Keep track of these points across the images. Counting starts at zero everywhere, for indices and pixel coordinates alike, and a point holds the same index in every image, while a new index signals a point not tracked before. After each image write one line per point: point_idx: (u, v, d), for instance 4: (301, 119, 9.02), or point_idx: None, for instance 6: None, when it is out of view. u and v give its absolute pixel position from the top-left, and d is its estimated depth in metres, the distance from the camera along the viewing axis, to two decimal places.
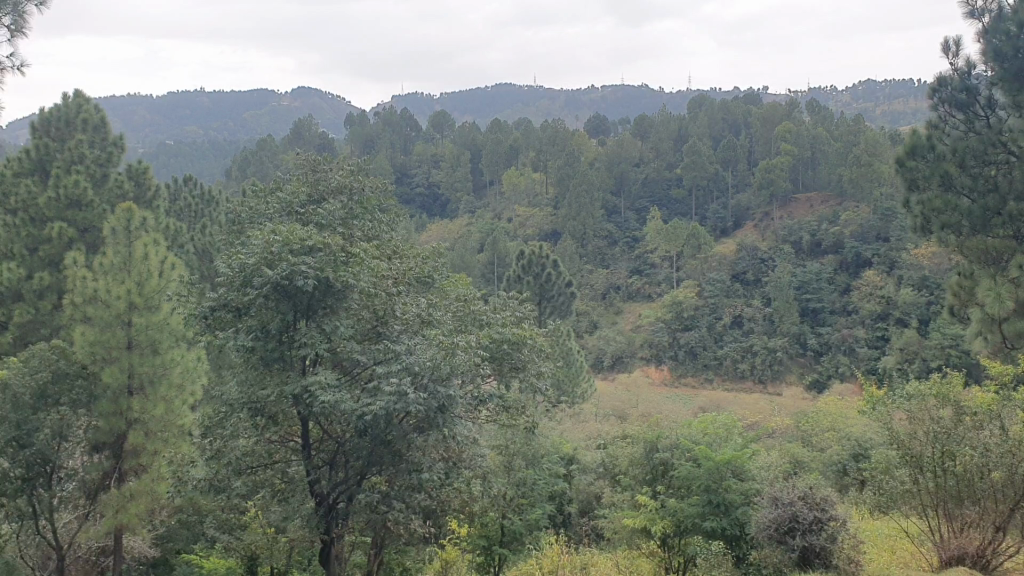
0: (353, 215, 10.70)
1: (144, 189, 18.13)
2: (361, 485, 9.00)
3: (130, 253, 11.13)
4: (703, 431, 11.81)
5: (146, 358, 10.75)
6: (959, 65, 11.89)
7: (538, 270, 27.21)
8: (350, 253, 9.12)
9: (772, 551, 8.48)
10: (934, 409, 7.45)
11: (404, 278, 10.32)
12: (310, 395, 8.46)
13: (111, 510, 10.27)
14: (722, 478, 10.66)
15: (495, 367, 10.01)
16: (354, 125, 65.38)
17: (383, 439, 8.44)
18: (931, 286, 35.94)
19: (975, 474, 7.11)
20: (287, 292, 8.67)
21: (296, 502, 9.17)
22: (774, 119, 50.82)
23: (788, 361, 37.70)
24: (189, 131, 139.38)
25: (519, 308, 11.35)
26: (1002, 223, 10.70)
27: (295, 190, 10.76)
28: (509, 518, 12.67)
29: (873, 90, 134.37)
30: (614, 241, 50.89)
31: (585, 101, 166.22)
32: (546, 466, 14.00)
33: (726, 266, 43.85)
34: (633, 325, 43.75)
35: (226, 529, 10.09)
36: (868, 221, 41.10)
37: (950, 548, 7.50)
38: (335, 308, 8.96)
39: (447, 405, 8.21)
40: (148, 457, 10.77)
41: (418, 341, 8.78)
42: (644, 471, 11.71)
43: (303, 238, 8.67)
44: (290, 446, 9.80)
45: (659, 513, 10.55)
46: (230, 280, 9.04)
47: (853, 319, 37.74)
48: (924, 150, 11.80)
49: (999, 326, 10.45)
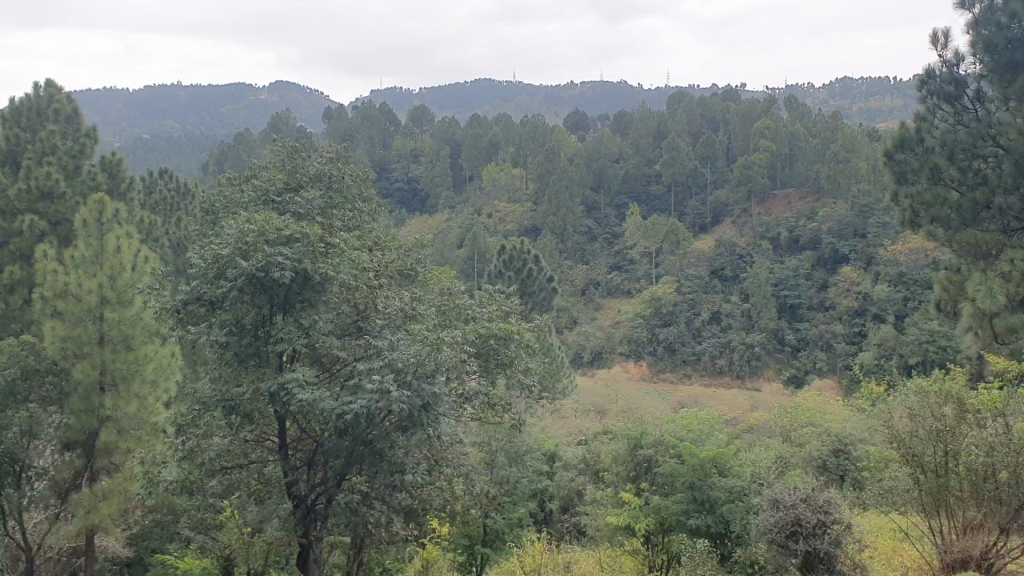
0: (333, 204, 10.33)
1: (118, 181, 17.74)
2: (340, 487, 8.67)
3: (102, 245, 10.71)
4: (687, 427, 11.54)
5: (119, 354, 10.47)
6: (947, 56, 12.15)
7: (519, 267, 27.03)
8: (330, 244, 8.76)
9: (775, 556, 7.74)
10: (935, 407, 6.99)
11: (385, 270, 10.01)
12: (287, 393, 8.08)
13: (82, 510, 10.02)
14: (707, 475, 10.41)
15: (482, 363, 9.73)
16: (333, 118, 64.88)
17: (365, 439, 8.13)
18: (908, 282, 35.93)
19: (982, 475, 6.70)
20: (263, 285, 8.30)
21: (273, 503, 8.78)
22: (752, 116, 51.09)
23: (766, 356, 38.01)
24: (165, 124, 137.17)
25: (505, 302, 11.05)
26: (992, 217, 10.87)
27: (272, 177, 10.37)
28: (492, 516, 12.33)
29: (848, 87, 135.04)
30: (594, 237, 50.57)
31: (564, 96, 165.26)
32: (530, 461, 13.72)
33: (705, 261, 43.82)
34: (612, 321, 43.47)
35: (201, 530, 9.85)
36: (845, 217, 41.07)
37: (953, 551, 7.09)
38: (314, 301, 8.62)
39: (431, 403, 7.88)
40: (120, 454, 10.49)
41: (402, 337, 8.46)
42: (628, 466, 11.39)
43: (280, 227, 8.32)
44: (267, 446, 9.34)
45: (643, 510, 10.34)
46: (202, 272, 8.66)
47: (831, 315, 37.81)
48: (913, 143, 12.01)
49: (990, 321, 10.38)
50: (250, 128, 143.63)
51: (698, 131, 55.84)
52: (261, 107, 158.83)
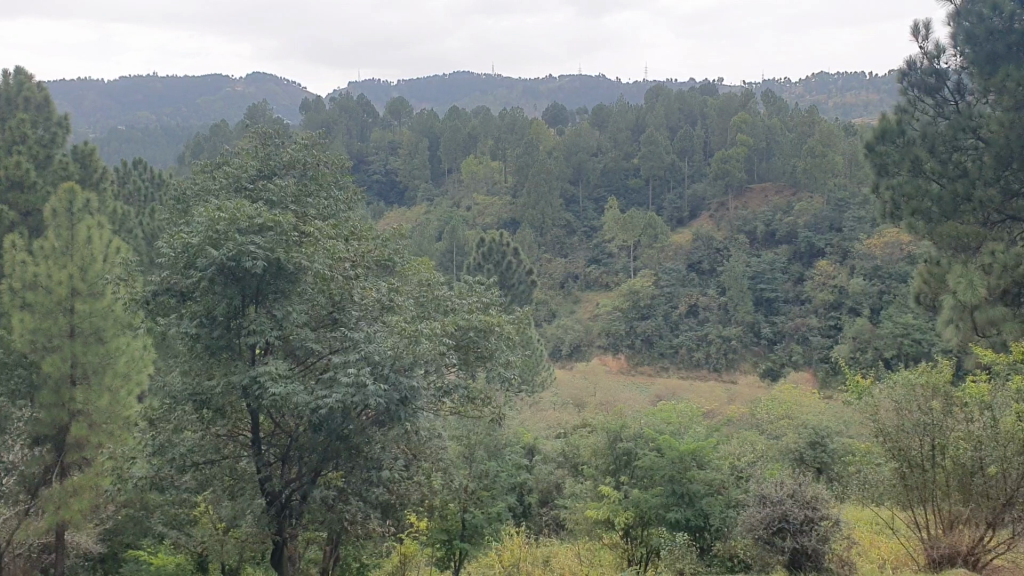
0: (307, 192, 10.14)
1: (91, 171, 17.39)
2: (314, 483, 8.50)
3: (73, 235, 10.42)
4: (667, 420, 11.44)
5: (91, 346, 10.23)
6: (928, 48, 12.46)
7: (499, 259, 26.88)
8: (303, 232, 8.56)
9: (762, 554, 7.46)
10: (923, 400, 6.86)
11: (362, 261, 9.81)
12: (259, 387, 7.87)
13: (52, 506, 9.77)
14: (686, 468, 10.32)
15: (461, 356, 9.57)
16: (310, 110, 64.30)
17: (341, 434, 7.96)
18: (883, 275, 36.04)
19: (969, 469, 6.61)
20: (234, 275, 8.07)
21: (246, 499, 8.57)
22: (730, 110, 51.04)
23: (742, 349, 38.06)
24: (139, 115, 135.47)
25: (485, 293, 10.88)
26: (973, 209, 11.06)
27: (244, 163, 10.12)
28: (471, 511, 12.20)
29: (823, 82, 135.46)
30: (572, 231, 50.40)
31: (542, 89, 164.70)
32: (510, 455, 13.57)
33: (682, 255, 43.84)
34: (591, 314, 43.42)
35: (175, 526, 9.67)
36: (822, 211, 41.28)
37: (938, 546, 7.04)
38: (288, 292, 8.41)
39: (409, 397, 7.71)
40: (92, 449, 10.26)
41: (378, 329, 8.29)
42: (608, 459, 11.26)
43: (252, 215, 8.08)
44: (239, 441, 9.08)
45: (623, 504, 10.26)
46: (172, 262, 8.40)
47: (806, 309, 37.90)
48: (895, 135, 12.29)
49: (970, 314, 10.28)
50: (227, 119, 142.20)
51: (675, 125, 55.96)
52: (237, 98, 157.25)
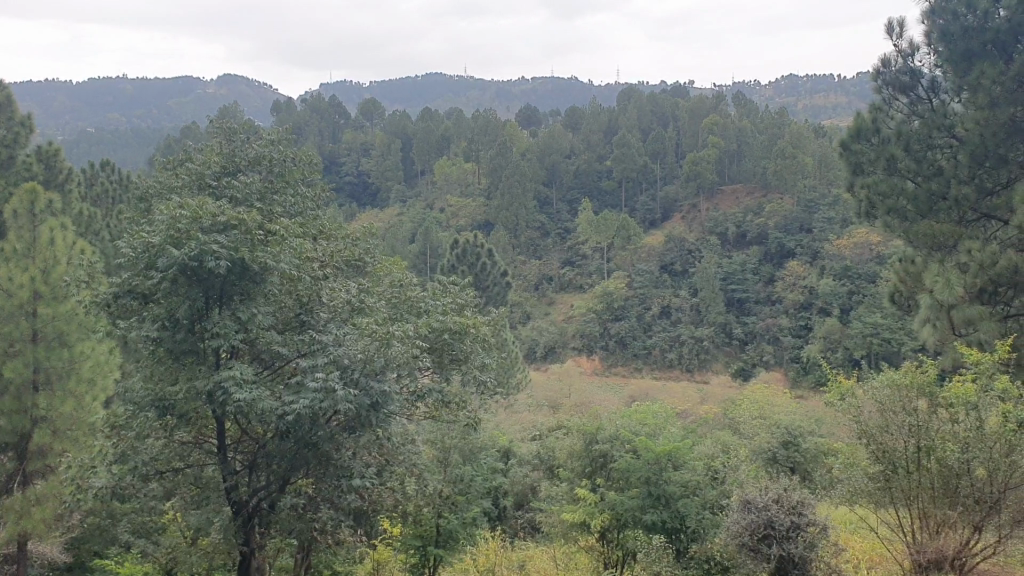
0: (273, 189, 9.89)
1: (55, 172, 16.98)
2: (283, 491, 8.25)
3: (34, 238, 10.09)
4: (642, 421, 11.27)
5: (53, 351, 9.91)
6: (902, 46, 12.42)
7: (473, 261, 26.67)
8: (270, 230, 8.31)
9: (746, 562, 7.21)
10: (907, 401, 6.74)
11: (331, 261, 9.61)
12: (223, 392, 7.60)
13: (12, 515, 9.46)
14: (663, 470, 10.14)
15: (435, 358, 9.33)
16: (281, 112, 63.74)
17: (309, 442, 7.70)
18: (853, 276, 36.04)
19: (956, 471, 6.51)
20: (197, 275, 7.80)
21: (210, 508, 8.29)
22: (701, 112, 51.17)
23: (715, 350, 38.16)
24: (107, 118, 133.57)
25: (459, 293, 10.66)
26: (947, 208, 10.95)
27: (207, 160, 9.84)
28: (445, 516, 11.91)
29: (795, 84, 136.14)
30: (546, 233, 50.21)
31: (515, 92, 164.38)
32: (485, 459, 13.32)
33: (655, 256, 43.80)
34: (565, 316, 43.20)
35: (142, 534, 9.34)
36: (792, 213, 41.43)
37: (925, 552, 6.88)
38: (254, 294, 8.17)
39: (381, 402, 7.48)
40: (54, 457, 9.97)
41: (349, 331, 8.05)
42: (583, 462, 11.05)
43: (215, 213, 7.81)
44: (205, 448, 8.81)
45: (599, 507, 10.06)
46: (132, 262, 8.11)
47: (777, 309, 38.01)
48: (870, 133, 12.27)
49: (947, 314, 10.08)
50: (197, 122, 140.79)
51: (648, 128, 56.05)
52: (207, 100, 155.66)
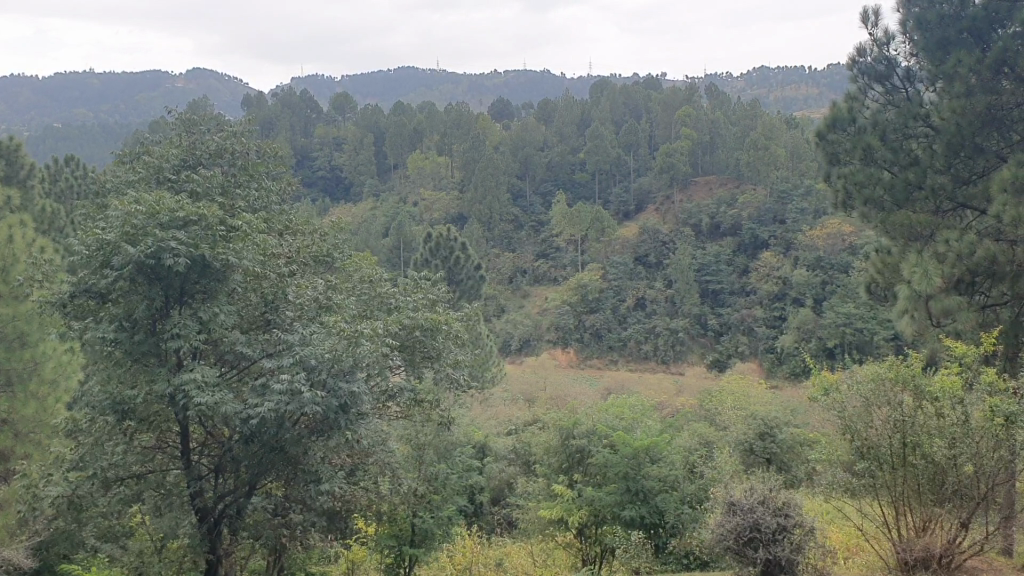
0: (235, 182, 9.59)
1: (17, 168, 16.55)
2: (249, 496, 7.96)
3: None
4: (619, 415, 11.04)
5: (13, 352, 9.57)
6: (878, 36, 12.30)
7: (446, 255, 26.35)
8: (233, 225, 8.03)
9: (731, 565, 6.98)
10: (891, 394, 6.52)
11: (296, 257, 9.34)
12: (184, 396, 7.32)
13: None
14: (641, 464, 9.92)
15: (406, 356, 9.07)
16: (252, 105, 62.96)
17: (276, 445, 7.43)
18: (826, 266, 36.10)
19: (943, 466, 6.36)
20: (155, 273, 7.50)
21: (174, 514, 8.00)
22: (674, 104, 51.05)
23: (689, 342, 38.49)
24: (75, 114, 131.25)
25: (432, 289, 10.37)
26: (924, 197, 10.77)
27: (165, 152, 9.50)
28: (420, 515, 11.60)
29: (765, 76, 136.18)
30: (520, 225, 49.90)
31: (487, 85, 163.45)
32: (461, 455, 13.01)
33: (629, 248, 43.59)
34: (540, 308, 43.01)
35: (107, 539, 9.03)
36: (765, 203, 41.39)
37: (912, 548, 6.73)
38: (216, 292, 7.87)
39: (348, 403, 7.22)
40: (16, 461, 9.60)
41: (315, 329, 7.76)
42: (560, 457, 10.70)
43: (173, 207, 7.47)
44: (169, 452, 8.52)
45: (576, 502, 9.80)
46: (86, 260, 7.78)
47: (752, 300, 38.07)
48: (846, 123, 12.14)
49: (925, 303, 9.94)
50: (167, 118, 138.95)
51: (620, 120, 55.95)
52: (176, 95, 153.66)
